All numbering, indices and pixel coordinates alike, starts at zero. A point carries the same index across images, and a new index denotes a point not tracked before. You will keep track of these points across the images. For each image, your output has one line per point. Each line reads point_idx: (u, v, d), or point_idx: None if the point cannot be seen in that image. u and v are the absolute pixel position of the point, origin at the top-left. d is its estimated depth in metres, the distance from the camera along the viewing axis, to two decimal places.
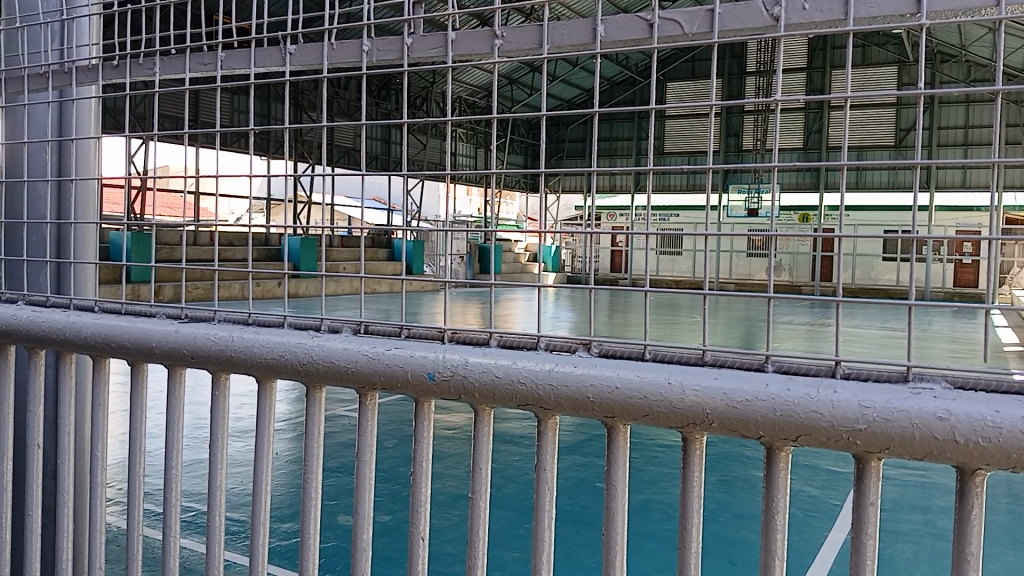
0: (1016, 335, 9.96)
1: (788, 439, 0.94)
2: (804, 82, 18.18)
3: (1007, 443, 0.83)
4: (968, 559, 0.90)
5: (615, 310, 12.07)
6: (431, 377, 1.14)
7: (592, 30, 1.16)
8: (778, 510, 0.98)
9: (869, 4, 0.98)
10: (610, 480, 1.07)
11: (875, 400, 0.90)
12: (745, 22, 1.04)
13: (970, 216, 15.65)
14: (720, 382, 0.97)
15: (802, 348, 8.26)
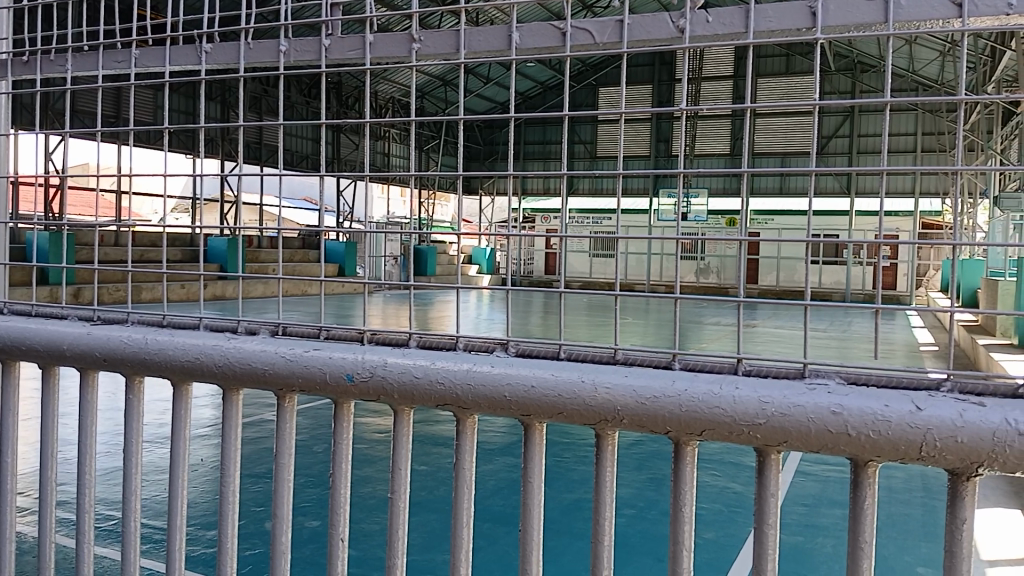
0: (932, 336, 10.38)
1: (693, 434, 0.98)
2: (731, 89, 18.52)
3: (894, 434, 0.89)
4: (862, 547, 0.96)
5: (549, 312, 12.14)
6: (350, 377, 1.15)
7: (506, 37, 1.20)
8: (686, 502, 1.02)
9: (767, 19, 1.07)
10: (526, 479, 1.09)
11: (772, 395, 0.94)
12: (653, 32, 1.11)
13: (888, 221, 16.25)
14: (629, 379, 1.00)
15: (728, 349, 8.46)
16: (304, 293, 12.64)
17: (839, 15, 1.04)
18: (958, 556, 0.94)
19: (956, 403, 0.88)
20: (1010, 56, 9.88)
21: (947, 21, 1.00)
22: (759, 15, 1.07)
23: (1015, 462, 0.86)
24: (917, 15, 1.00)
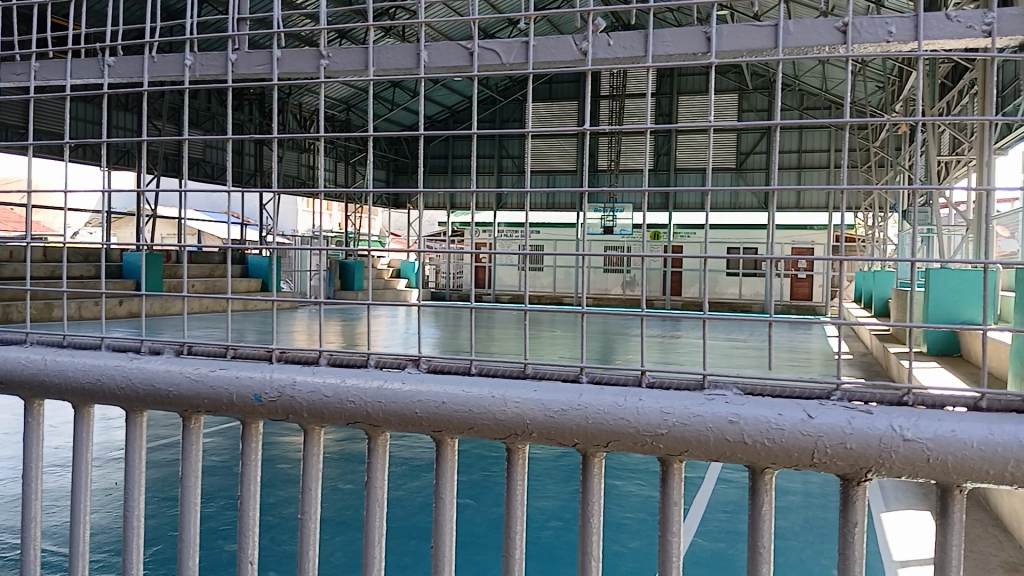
0: (848, 344, 10.75)
1: (601, 445, 1.19)
2: (653, 107, 18.73)
3: (788, 442, 1.12)
4: (762, 549, 1.17)
5: (479, 326, 12.10)
6: (258, 398, 1.31)
7: (416, 56, 1.44)
8: (592, 508, 1.22)
9: (665, 44, 1.37)
10: (440, 494, 1.25)
11: (672, 407, 1.17)
12: (557, 52, 1.39)
13: (805, 234, 16.74)
14: (539, 394, 1.22)
15: (655, 361, 8.62)
16: (226, 309, 12.28)
17: (731, 43, 1.33)
18: (852, 558, 1.14)
19: (846, 413, 1.12)
20: (916, 78, 10.27)
21: (831, 45, 1.31)
22: (659, 40, 1.37)
23: (897, 467, 1.09)
24: (803, 41, 1.30)
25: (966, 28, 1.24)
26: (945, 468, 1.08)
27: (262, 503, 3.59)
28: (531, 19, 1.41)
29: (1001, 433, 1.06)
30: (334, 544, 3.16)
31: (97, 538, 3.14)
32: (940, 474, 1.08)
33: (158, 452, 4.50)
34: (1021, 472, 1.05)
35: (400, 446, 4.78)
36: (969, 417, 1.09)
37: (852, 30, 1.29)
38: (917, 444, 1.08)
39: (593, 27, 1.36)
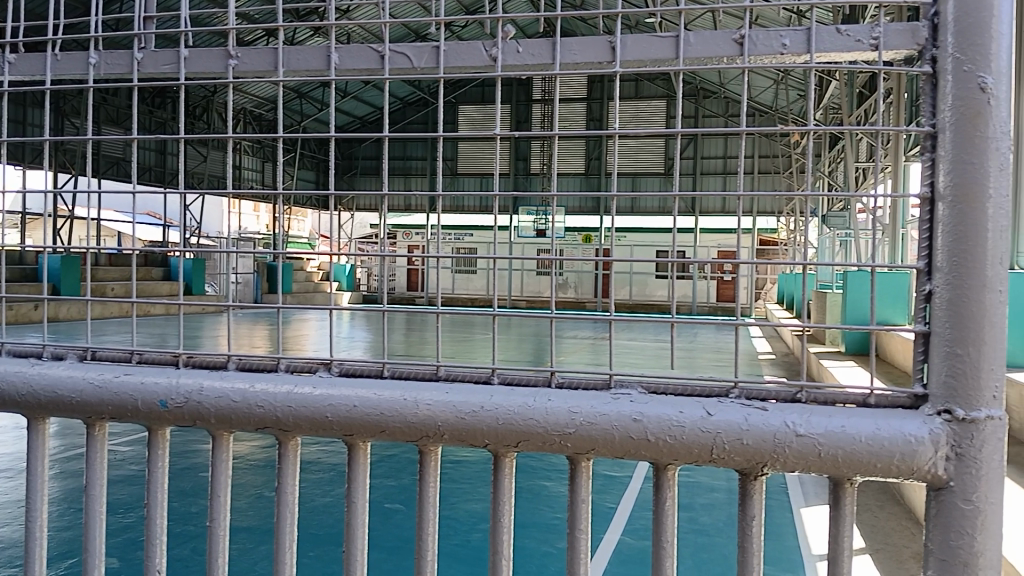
0: (769, 344, 11.04)
1: (510, 445, 0.97)
2: (584, 112, 18.75)
3: (688, 439, 0.91)
4: (663, 547, 0.97)
5: (411, 330, 11.99)
6: (163, 404, 1.09)
7: (326, 57, 1.09)
8: (504, 518, 1.01)
9: (572, 51, 1.00)
10: (351, 496, 1.05)
11: (581, 406, 0.95)
12: (466, 60, 1.02)
13: (730, 238, 17.10)
14: (449, 396, 0.99)
15: (586, 362, 8.68)
16: (148, 314, 11.85)
17: (636, 50, 0.99)
18: (749, 559, 0.95)
19: (741, 409, 0.91)
20: (834, 87, 10.52)
21: (727, 60, 0.97)
22: (565, 48, 0.99)
23: (791, 463, 0.89)
24: (702, 53, 0.97)
25: (856, 43, 0.93)
26: (834, 464, 0.88)
27: (185, 513, 3.44)
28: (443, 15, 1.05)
29: (889, 428, 0.87)
30: (254, 554, 3.03)
31: (8, 551, 2.92)
32: (832, 469, 0.89)
33: (75, 459, 4.24)
34: (905, 468, 0.86)
35: (325, 450, 4.66)
36: (903, 415, 0.88)
37: (750, 43, 0.95)
38: (810, 440, 0.88)
39: (501, 31, 1.01)
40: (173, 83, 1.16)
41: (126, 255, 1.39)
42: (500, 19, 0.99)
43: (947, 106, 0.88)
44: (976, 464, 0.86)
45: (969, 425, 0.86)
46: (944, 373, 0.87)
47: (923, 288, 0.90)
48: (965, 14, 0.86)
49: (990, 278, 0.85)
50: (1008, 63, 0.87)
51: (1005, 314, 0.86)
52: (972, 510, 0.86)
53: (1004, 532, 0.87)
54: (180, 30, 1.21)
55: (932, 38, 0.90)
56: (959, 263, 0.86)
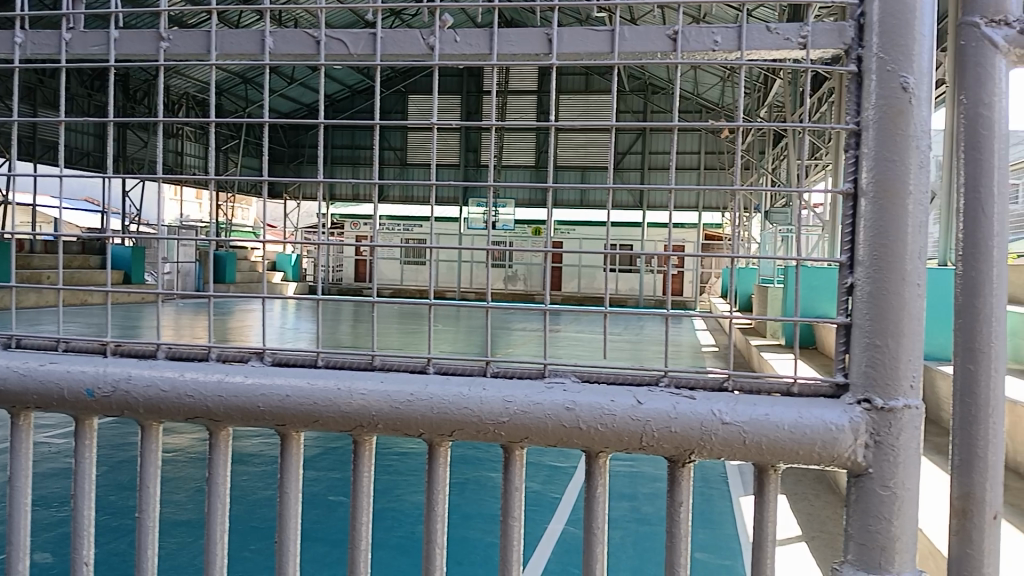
0: (713, 337, 11.25)
1: (445, 435, 0.97)
2: (535, 104, 18.76)
3: (618, 427, 0.93)
4: (594, 535, 0.98)
5: (358, 321, 11.89)
6: (90, 393, 1.06)
7: (260, 41, 1.08)
8: (438, 506, 1.01)
9: (509, 42, 1.00)
10: (284, 488, 1.04)
11: (515, 395, 0.95)
12: (403, 47, 1.02)
13: (677, 233, 17.34)
14: (384, 384, 0.98)
15: (534, 354, 8.73)
16: (85, 303, 11.52)
17: (573, 42, 0.99)
18: (677, 550, 0.97)
19: (671, 397, 0.93)
20: (779, 86, 10.71)
21: (665, 54, 0.98)
22: (502, 37, 0.99)
23: (718, 450, 0.91)
24: (637, 49, 0.97)
25: (786, 40, 0.94)
26: (759, 451, 0.91)
27: (123, 507, 3.37)
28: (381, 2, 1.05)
29: (811, 416, 0.90)
30: (193, 549, 2.98)
31: None
32: (755, 456, 0.91)
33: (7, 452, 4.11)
34: (825, 455, 0.89)
35: (270, 443, 4.61)
36: (824, 403, 0.91)
37: (683, 39, 0.96)
38: (734, 429, 0.90)
39: (438, 19, 1.01)
40: (103, 64, 1.12)
41: (56, 241, 1.34)
42: (437, 7, 0.99)
43: (871, 103, 0.90)
44: (894, 451, 0.89)
45: (888, 413, 0.89)
46: (864, 363, 0.90)
47: (846, 281, 0.92)
48: (890, 14, 0.89)
49: (910, 272, 0.88)
50: (928, 65, 0.90)
51: (922, 306, 0.89)
52: (889, 495, 0.89)
53: (919, 517, 0.90)
54: (110, 11, 1.17)
55: (858, 38, 0.92)
56: (880, 256, 0.88)
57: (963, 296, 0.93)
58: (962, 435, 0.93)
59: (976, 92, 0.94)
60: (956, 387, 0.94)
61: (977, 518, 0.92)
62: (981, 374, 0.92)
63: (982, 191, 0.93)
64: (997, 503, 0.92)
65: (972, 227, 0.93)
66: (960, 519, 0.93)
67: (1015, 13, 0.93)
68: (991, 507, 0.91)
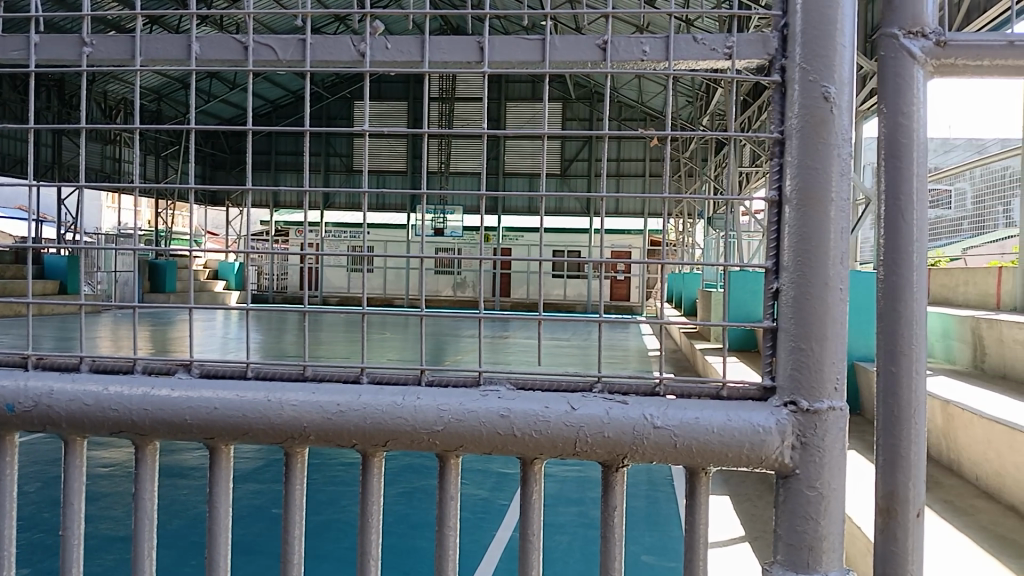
0: (659, 341, 11.41)
1: (379, 445, 0.96)
2: (482, 111, 18.80)
3: (552, 433, 0.93)
4: (530, 542, 0.98)
5: (304, 330, 11.73)
6: (9, 408, 1.02)
7: (186, 48, 1.05)
8: (373, 517, 1.00)
9: (441, 51, 1.00)
10: (212, 502, 1.02)
11: (449, 404, 0.95)
12: (335, 55, 1.01)
13: (624, 239, 17.54)
14: (316, 395, 0.97)
15: (482, 361, 8.74)
16: (17, 315, 11.12)
17: (504, 52, 0.99)
18: (612, 554, 0.98)
19: (604, 402, 0.94)
20: (720, 95, 10.94)
21: (595, 65, 0.99)
22: (434, 46, 1.00)
23: (649, 453, 0.93)
24: (567, 58, 0.98)
25: (712, 50, 0.96)
26: (689, 453, 0.92)
27: (56, 525, 3.26)
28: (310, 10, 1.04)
29: (739, 418, 0.91)
30: (131, 566, 2.90)
31: None
32: (685, 459, 0.93)
33: None
34: (752, 457, 0.91)
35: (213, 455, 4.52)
36: (750, 406, 0.93)
37: (613, 49, 0.97)
38: (665, 432, 0.91)
39: (369, 25, 1.00)
40: (23, 69, 1.08)
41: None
42: (369, 12, 0.98)
43: (795, 112, 0.92)
44: (819, 452, 0.90)
45: (812, 415, 0.91)
46: (790, 367, 0.92)
47: (771, 286, 0.94)
48: (812, 24, 0.91)
49: (832, 276, 0.91)
50: (851, 74, 0.92)
51: (843, 312, 0.92)
52: (816, 496, 0.90)
53: (845, 517, 0.92)
54: (29, 15, 1.13)
55: (782, 49, 0.94)
56: (802, 262, 0.91)
57: (885, 299, 0.96)
58: (885, 436, 0.95)
59: (896, 103, 0.97)
60: (879, 387, 0.96)
61: (899, 516, 0.94)
62: (903, 375, 0.94)
63: (901, 198, 0.96)
64: (919, 501, 0.94)
65: (891, 234, 0.96)
66: (884, 517, 0.95)
67: (931, 25, 0.96)
68: (914, 505, 0.94)
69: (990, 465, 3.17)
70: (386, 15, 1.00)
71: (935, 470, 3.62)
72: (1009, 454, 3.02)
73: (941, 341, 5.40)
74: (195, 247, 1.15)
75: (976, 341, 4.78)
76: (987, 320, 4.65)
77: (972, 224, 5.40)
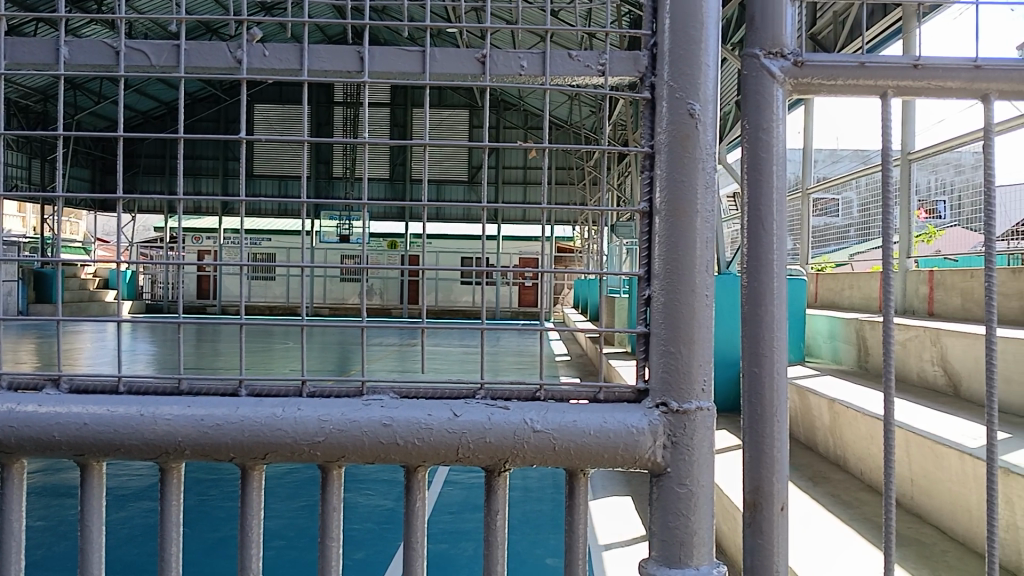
0: (565, 346, 11.63)
1: (258, 458, 0.96)
2: (388, 117, 18.71)
3: (435, 441, 0.94)
4: (414, 548, 0.99)
5: (203, 342, 11.39)
6: None
7: (55, 51, 1.02)
8: (252, 529, 0.99)
9: (320, 60, 1.01)
10: (83, 520, 0.99)
11: (330, 414, 0.95)
12: (210, 61, 1.00)
13: (531, 246, 17.77)
14: (192, 409, 0.95)
15: (389, 370, 8.70)
16: None
17: (385, 62, 1.00)
18: (495, 557, 1.00)
19: (486, 408, 0.96)
20: (621, 106, 11.23)
21: (476, 78, 1.01)
22: (313, 54, 1.00)
23: (530, 456, 0.95)
24: (448, 70, 1.01)
25: (586, 67, 1.00)
26: (567, 455, 0.95)
27: None
28: (185, 17, 1.03)
29: (614, 421, 0.95)
30: None
31: None
32: (564, 461, 0.96)
33: None
34: (626, 457, 0.94)
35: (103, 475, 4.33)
36: (627, 408, 0.97)
37: (491, 63, 1.00)
38: (544, 435, 0.94)
39: (246, 32, 1.00)
40: None
41: None
42: (246, 20, 0.98)
43: (663, 127, 0.97)
44: (689, 450, 0.95)
45: (682, 415, 0.95)
46: (661, 368, 0.96)
47: (644, 293, 0.99)
48: (678, 42, 0.96)
49: (699, 283, 0.96)
50: (713, 92, 0.98)
51: (711, 316, 0.96)
52: (685, 492, 0.94)
53: (713, 513, 0.96)
54: None
55: (651, 67, 0.99)
56: (673, 270, 0.95)
57: (747, 304, 1.01)
58: (750, 436, 1.01)
59: (757, 119, 1.02)
60: (746, 388, 1.01)
61: (764, 510, 0.99)
62: (766, 375, 1.00)
63: (761, 208, 1.01)
64: (783, 495, 1.00)
65: (756, 243, 1.01)
66: (751, 511, 1.00)
67: (789, 46, 1.02)
68: (777, 499, 0.99)
69: (873, 459, 3.37)
70: (263, 22, 1.00)
71: (822, 465, 3.81)
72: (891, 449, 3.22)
73: (827, 343, 5.69)
74: (61, 255, 1.11)
75: (860, 343, 5.07)
76: (869, 322, 4.95)
77: (857, 231, 5.71)
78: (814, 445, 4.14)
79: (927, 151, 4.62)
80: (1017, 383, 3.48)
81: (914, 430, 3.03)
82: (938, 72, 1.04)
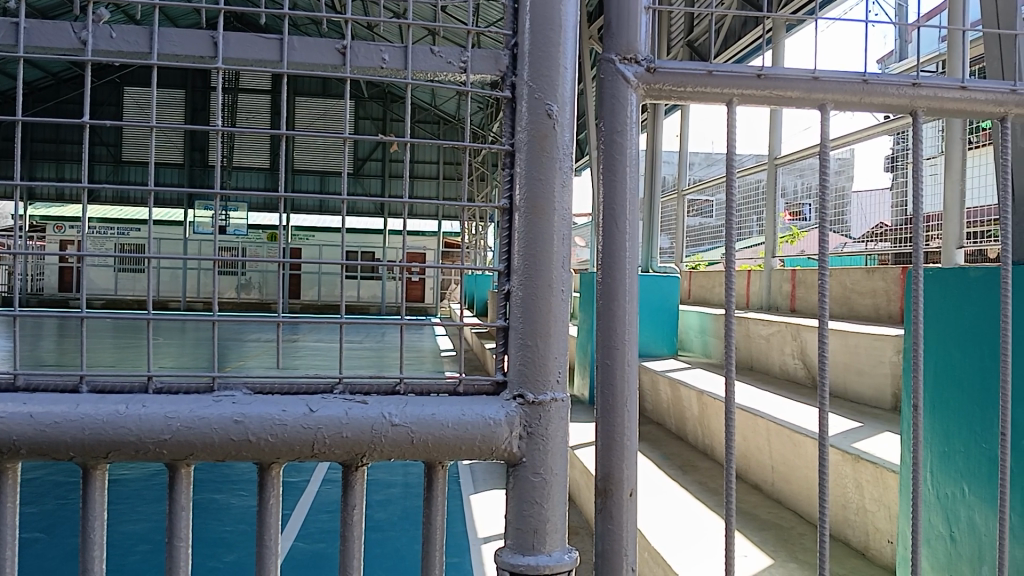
0: (448, 341, 11.67)
1: (100, 457, 0.92)
2: (269, 104, 18.21)
3: (289, 436, 0.94)
4: (268, 546, 0.98)
5: (63, 337, 10.74)
6: None
7: None
8: (95, 531, 0.95)
9: (171, 43, 0.97)
10: None
11: (178, 410, 0.92)
12: (53, 41, 0.96)
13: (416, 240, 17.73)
14: (27, 407, 0.91)
15: (266, 365, 8.48)
16: None
17: (240, 49, 0.98)
18: (350, 553, 0.99)
19: (343, 403, 0.96)
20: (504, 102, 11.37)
21: (337, 69, 1.01)
22: (163, 38, 0.97)
23: (387, 450, 0.96)
24: (308, 60, 0.99)
25: (447, 63, 1.01)
26: (425, 447, 0.96)
27: None
28: None
29: (471, 413, 0.97)
30: None
31: None
32: (422, 453, 0.97)
33: None
34: (483, 448, 0.96)
35: None
36: (484, 400, 0.99)
37: (352, 55, 0.99)
38: (402, 429, 0.95)
39: (91, 11, 0.95)
40: None
41: None
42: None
43: (522, 127, 0.99)
44: (543, 440, 0.98)
45: (537, 406, 0.98)
46: (518, 361, 0.99)
47: (503, 288, 1.01)
48: (537, 44, 0.99)
49: (554, 279, 0.99)
50: (570, 93, 1.01)
51: (564, 309, 1.00)
52: (540, 481, 0.97)
53: (566, 501, 1.00)
54: None
55: (512, 66, 1.01)
56: (530, 266, 0.98)
57: (601, 299, 1.05)
58: (603, 425, 1.05)
59: (612, 121, 1.06)
60: (598, 379, 1.06)
61: (614, 496, 1.03)
62: (617, 367, 1.04)
63: (616, 208, 1.05)
64: (632, 482, 1.04)
65: (609, 243, 1.05)
66: (602, 497, 1.04)
67: (644, 52, 1.07)
68: (626, 485, 1.04)
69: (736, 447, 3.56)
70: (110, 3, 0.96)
71: (691, 454, 3.99)
72: (753, 439, 3.40)
73: (698, 337, 5.94)
74: None
75: None
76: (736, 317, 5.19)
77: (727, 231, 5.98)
78: (684, 435, 4.32)
79: (793, 156, 4.94)
80: (869, 375, 3.73)
81: (775, 421, 3.21)
82: (780, 82, 1.11)
